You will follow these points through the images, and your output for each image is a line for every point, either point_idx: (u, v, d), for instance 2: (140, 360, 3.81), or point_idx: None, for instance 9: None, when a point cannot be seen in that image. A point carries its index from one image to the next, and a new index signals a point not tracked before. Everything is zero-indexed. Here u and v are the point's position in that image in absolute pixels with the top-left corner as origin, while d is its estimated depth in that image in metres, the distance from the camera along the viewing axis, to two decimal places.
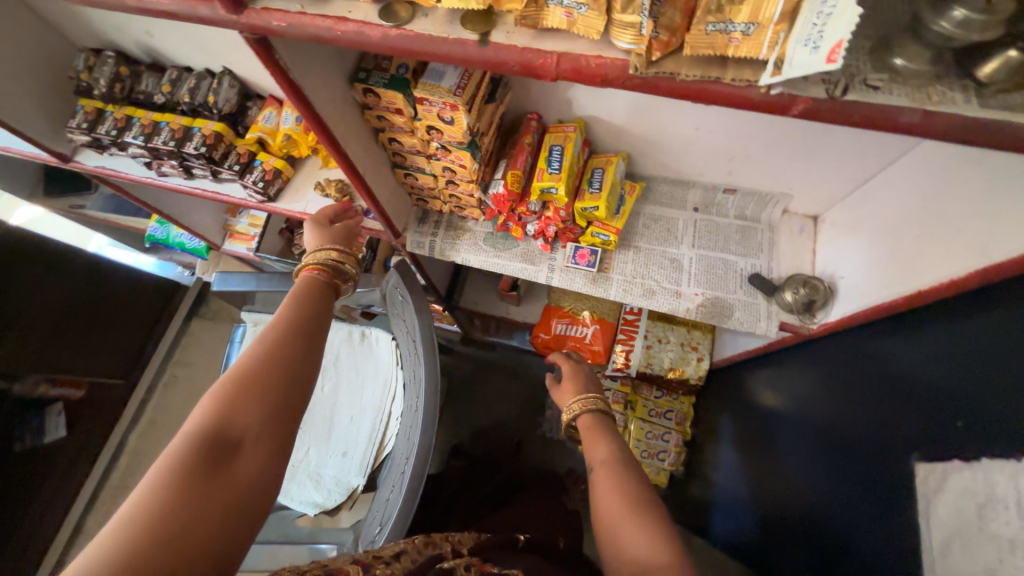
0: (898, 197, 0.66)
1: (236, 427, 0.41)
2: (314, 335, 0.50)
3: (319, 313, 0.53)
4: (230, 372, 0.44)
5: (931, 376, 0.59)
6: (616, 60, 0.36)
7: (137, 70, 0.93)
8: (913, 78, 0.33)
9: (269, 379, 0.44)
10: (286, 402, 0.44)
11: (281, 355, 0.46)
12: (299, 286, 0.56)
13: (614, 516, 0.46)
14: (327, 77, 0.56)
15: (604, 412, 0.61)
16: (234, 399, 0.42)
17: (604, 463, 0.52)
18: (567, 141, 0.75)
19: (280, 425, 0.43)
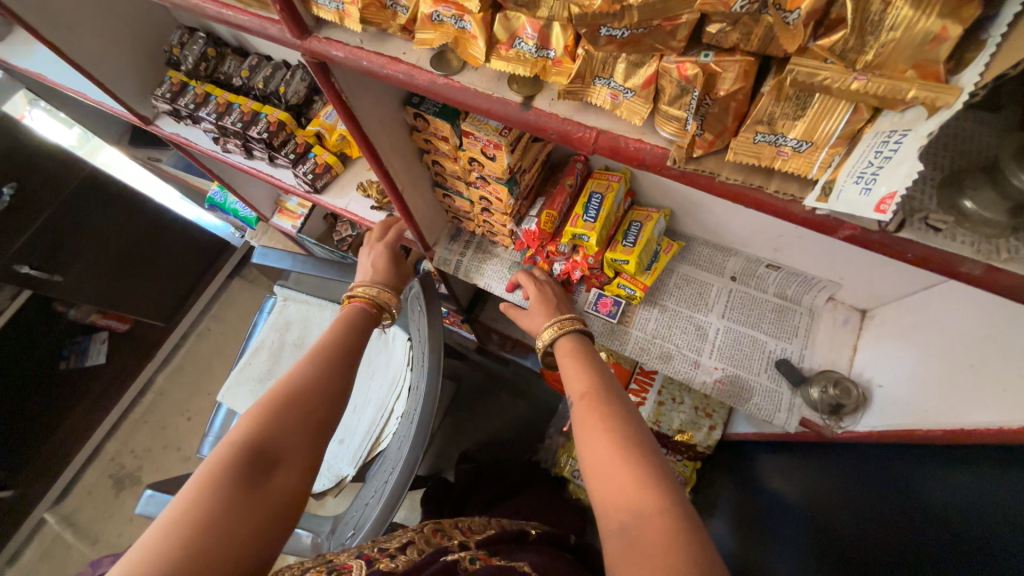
0: (947, 316, 0.60)
1: (277, 444, 0.46)
2: (348, 365, 0.57)
3: (349, 342, 0.59)
4: (272, 395, 0.50)
5: (976, 514, 0.53)
6: (656, 148, 0.34)
7: (223, 53, 1.01)
8: (982, 226, 0.30)
9: (303, 404, 0.50)
10: (321, 425, 0.50)
11: (319, 382, 0.52)
12: (338, 318, 0.63)
13: (596, 462, 0.46)
14: (381, 99, 0.58)
15: (578, 331, 0.64)
16: (277, 419, 0.48)
17: (586, 394, 0.52)
18: (609, 190, 0.74)
19: (313, 447, 0.49)
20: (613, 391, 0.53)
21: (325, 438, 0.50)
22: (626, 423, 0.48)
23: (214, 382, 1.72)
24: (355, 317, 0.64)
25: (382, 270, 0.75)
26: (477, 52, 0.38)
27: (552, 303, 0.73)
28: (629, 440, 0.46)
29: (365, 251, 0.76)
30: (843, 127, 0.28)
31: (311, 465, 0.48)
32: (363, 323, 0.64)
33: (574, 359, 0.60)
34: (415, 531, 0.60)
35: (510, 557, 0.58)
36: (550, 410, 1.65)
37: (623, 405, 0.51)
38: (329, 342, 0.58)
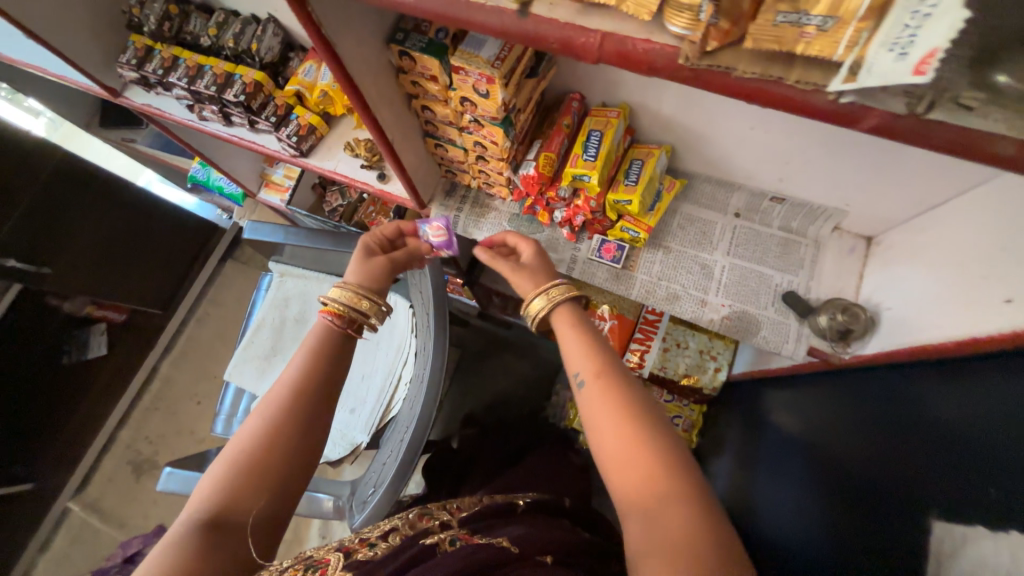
0: (968, 229, 0.58)
1: (235, 513, 0.49)
2: (313, 410, 0.56)
3: (321, 383, 0.58)
4: (230, 460, 0.51)
5: (968, 427, 0.53)
6: (667, 47, 0.32)
7: (186, 10, 0.93)
8: (1016, 101, 0.28)
9: (265, 464, 0.51)
10: (281, 485, 0.52)
11: (277, 440, 0.53)
12: (306, 347, 0.61)
13: (614, 456, 0.46)
14: (362, 35, 0.54)
15: (569, 298, 0.62)
16: (234, 489, 0.49)
17: (597, 378, 0.51)
18: (608, 126, 0.71)
19: (274, 507, 0.51)
20: (624, 373, 0.52)
21: (288, 493, 0.53)
22: (640, 409, 0.48)
23: (220, 365, 1.73)
24: (328, 346, 0.62)
25: (369, 273, 0.71)
26: None
27: (541, 267, 0.67)
28: (645, 428, 0.46)
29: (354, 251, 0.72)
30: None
31: (271, 524, 0.51)
32: (338, 351, 0.62)
33: (576, 332, 0.58)
34: (400, 517, 0.63)
35: (492, 534, 0.64)
36: (554, 368, 1.67)
37: (636, 389, 0.50)
38: (291, 384, 0.57)
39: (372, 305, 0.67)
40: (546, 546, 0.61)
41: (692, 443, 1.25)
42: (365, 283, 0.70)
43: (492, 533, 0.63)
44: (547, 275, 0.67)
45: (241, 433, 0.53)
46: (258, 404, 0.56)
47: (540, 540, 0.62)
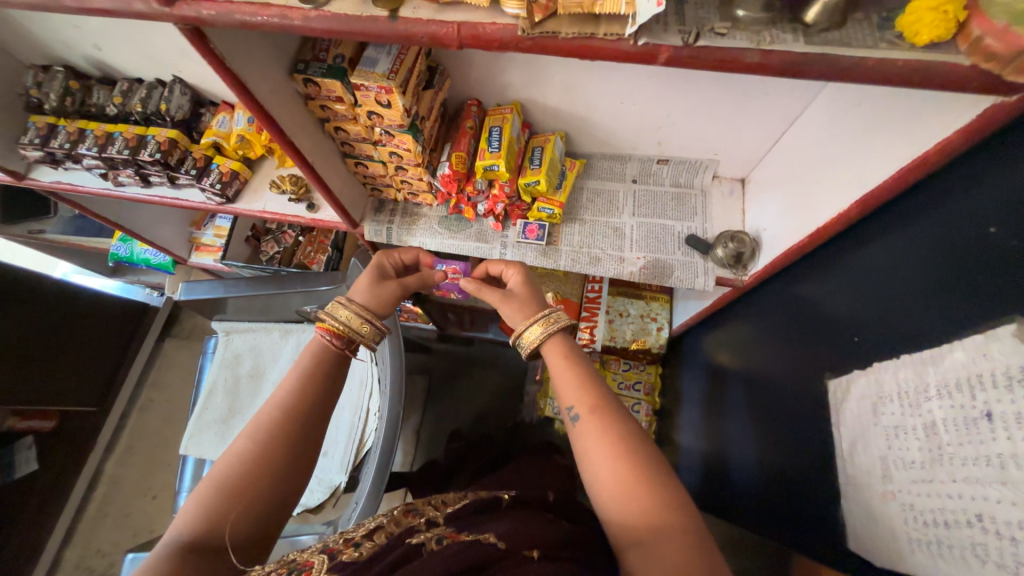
0: (804, 148, 0.73)
1: (220, 536, 0.46)
2: (305, 433, 0.53)
3: (316, 403, 0.55)
4: (216, 483, 0.49)
5: (838, 304, 0.63)
6: (508, 25, 0.41)
7: (88, 83, 0.95)
8: (752, 25, 0.40)
9: (254, 486, 0.49)
10: (269, 506, 0.49)
11: (266, 464, 0.50)
12: (297, 362, 0.59)
13: (613, 487, 0.48)
14: (266, 68, 0.61)
15: (563, 327, 0.62)
16: (221, 512, 0.47)
17: (593, 413, 0.53)
18: (505, 121, 0.81)
19: (260, 531, 0.49)
20: (618, 406, 0.54)
21: (275, 517, 0.50)
22: (635, 442, 0.50)
23: (173, 450, 1.63)
24: (317, 361, 0.59)
25: (374, 293, 0.68)
26: None
27: (532, 297, 0.69)
28: (639, 463, 0.49)
29: (369, 268, 0.70)
30: None
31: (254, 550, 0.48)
32: (326, 370, 0.59)
33: (567, 365, 0.59)
34: (385, 515, 0.59)
35: (480, 530, 0.56)
36: (520, 372, 1.73)
37: (628, 423, 0.53)
38: (282, 403, 0.54)
39: (374, 331, 0.65)
40: (536, 539, 0.53)
41: (657, 405, 1.34)
42: (370, 303, 0.67)
43: (479, 529, 0.56)
44: (538, 303, 0.68)
45: (227, 454, 0.50)
46: (247, 424, 0.53)
47: (529, 535, 0.54)
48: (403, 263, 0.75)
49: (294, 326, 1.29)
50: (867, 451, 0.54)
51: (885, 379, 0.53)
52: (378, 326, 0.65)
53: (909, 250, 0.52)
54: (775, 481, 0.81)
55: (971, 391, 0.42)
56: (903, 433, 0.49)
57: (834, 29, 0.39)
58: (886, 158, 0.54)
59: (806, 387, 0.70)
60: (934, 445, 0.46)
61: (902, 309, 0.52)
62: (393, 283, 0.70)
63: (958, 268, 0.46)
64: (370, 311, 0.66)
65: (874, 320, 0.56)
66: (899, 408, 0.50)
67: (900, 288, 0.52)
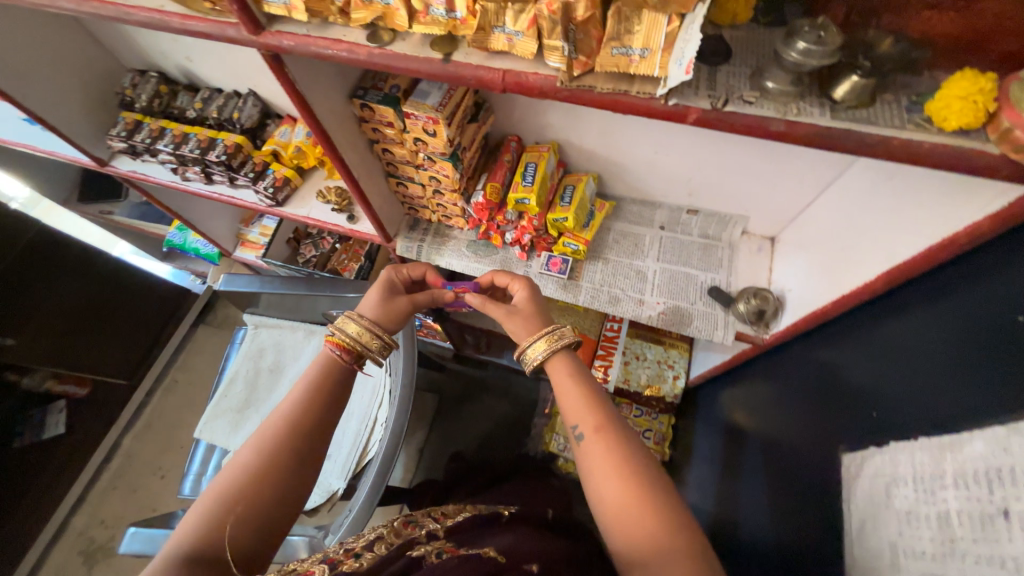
0: (836, 215, 0.72)
1: (219, 548, 0.46)
2: (309, 444, 0.54)
3: (321, 416, 0.56)
4: (218, 493, 0.49)
5: (859, 375, 0.62)
6: (549, 76, 0.45)
7: (175, 89, 1.07)
8: (781, 96, 0.42)
9: (255, 497, 0.49)
10: (269, 518, 0.49)
11: (269, 474, 0.50)
12: (305, 375, 0.60)
13: (621, 509, 0.47)
14: (330, 92, 0.67)
15: (566, 345, 0.64)
16: (222, 523, 0.47)
17: (600, 431, 0.53)
18: (541, 159, 0.85)
19: (259, 545, 0.48)
20: (623, 425, 0.54)
21: (274, 530, 0.50)
22: (644, 466, 0.50)
23: (188, 433, 1.69)
24: (325, 377, 0.60)
25: (386, 308, 0.71)
26: (401, 21, 0.47)
27: (536, 312, 0.70)
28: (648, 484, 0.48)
29: (378, 284, 0.71)
30: (665, 34, 0.40)
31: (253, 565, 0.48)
32: (333, 383, 0.60)
33: (573, 383, 0.59)
34: (385, 526, 0.62)
35: (478, 545, 0.59)
36: (530, 404, 1.71)
37: (635, 444, 0.52)
38: (289, 414, 0.55)
39: (381, 346, 0.67)
40: (534, 556, 0.55)
41: (665, 456, 1.30)
42: (382, 317, 0.69)
43: (479, 544, 0.59)
44: (543, 319, 0.69)
45: (231, 464, 0.51)
46: (252, 435, 0.54)
47: (528, 551, 0.56)
48: (410, 278, 0.78)
49: (319, 327, 1.36)
50: (876, 533, 0.52)
51: (900, 460, 0.51)
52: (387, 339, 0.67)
53: (937, 330, 0.50)
54: (783, 556, 0.76)
55: (989, 485, 0.40)
56: (915, 520, 0.47)
57: (861, 107, 0.41)
58: (916, 233, 0.54)
59: (822, 458, 0.67)
60: (946, 537, 0.43)
61: (924, 388, 0.50)
62: (406, 298, 0.72)
63: (986, 352, 0.44)
64: (377, 326, 0.67)
65: (894, 396, 0.54)
66: (913, 493, 0.48)
67: (921, 368, 0.51)
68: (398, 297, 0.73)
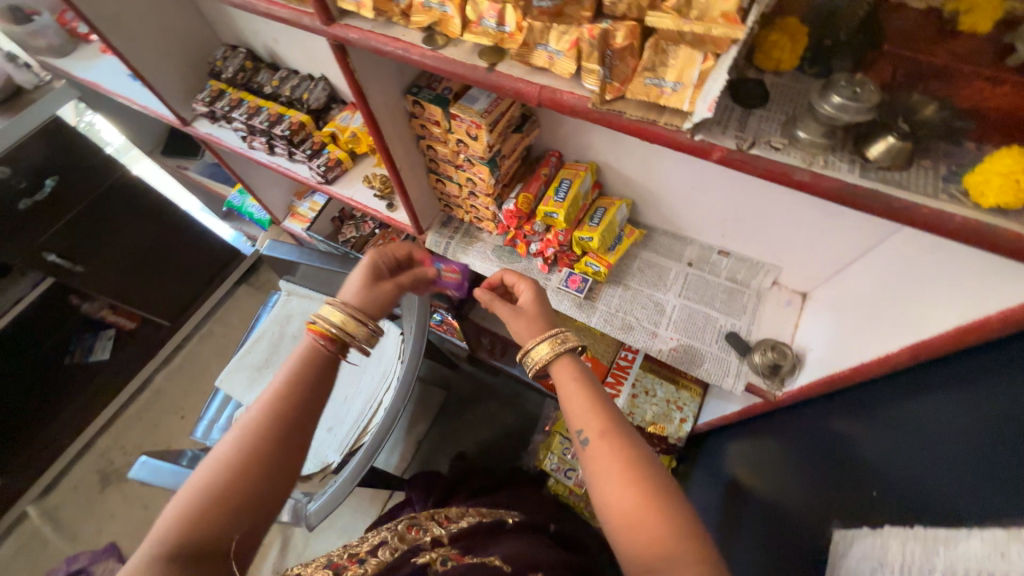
0: (871, 279, 0.69)
1: (208, 543, 0.46)
2: (290, 443, 0.52)
3: (304, 407, 0.54)
4: (200, 488, 0.48)
5: (868, 450, 0.58)
6: (582, 97, 0.46)
7: (258, 65, 1.17)
8: (811, 147, 0.41)
9: (237, 494, 0.48)
10: (255, 512, 0.49)
11: (249, 471, 0.49)
12: (288, 363, 0.58)
13: (627, 511, 0.48)
14: (386, 86, 0.72)
15: (569, 346, 0.64)
16: (206, 520, 0.47)
17: (604, 434, 0.53)
18: (576, 177, 0.87)
19: (245, 536, 0.49)
20: (628, 426, 0.55)
21: (262, 520, 0.50)
22: (652, 468, 0.50)
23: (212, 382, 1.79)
24: (307, 368, 0.58)
25: (374, 296, 0.70)
26: (454, 28, 0.50)
27: (539, 310, 0.71)
28: (657, 486, 0.49)
29: (362, 270, 0.70)
30: (699, 70, 0.40)
31: (238, 558, 0.48)
32: (317, 375, 0.58)
33: (578, 387, 0.59)
34: (391, 531, 0.74)
35: (479, 552, 0.69)
36: (534, 418, 1.70)
37: (639, 447, 0.53)
38: (269, 406, 0.53)
39: (359, 330, 0.64)
40: (531, 561, 0.67)
41: None
42: (368, 305, 0.68)
43: (479, 552, 0.69)
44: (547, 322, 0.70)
45: (211, 460, 0.49)
46: (231, 428, 0.52)
47: (525, 558, 0.68)
48: (396, 260, 0.78)
49: None
50: None
51: (891, 545, 0.49)
52: (371, 326, 0.65)
53: (957, 417, 0.47)
54: None
55: None
56: None
57: (894, 169, 0.40)
58: (948, 310, 0.51)
59: (818, 526, 0.64)
60: None
61: (932, 472, 0.48)
62: (394, 286, 0.72)
63: (996, 444, 0.42)
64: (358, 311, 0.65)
65: (899, 477, 0.52)
66: None
67: (931, 455, 0.48)
68: (384, 283, 0.72)
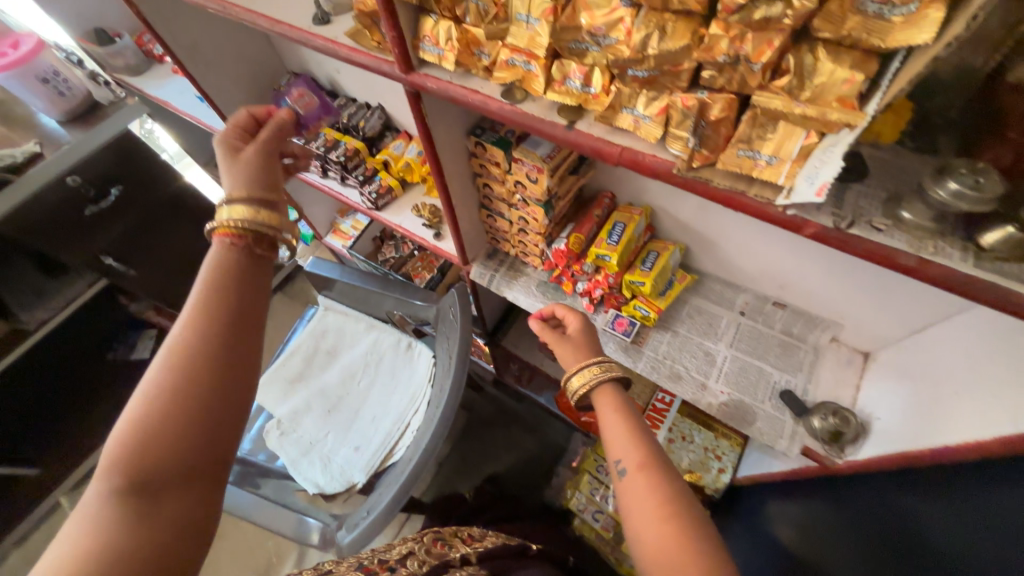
0: (949, 351, 0.65)
1: (157, 474, 0.40)
2: (229, 348, 0.45)
3: (233, 310, 0.47)
4: (132, 421, 0.41)
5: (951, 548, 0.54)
6: (666, 161, 0.45)
7: (319, 93, 1.22)
8: (916, 230, 0.39)
9: (178, 418, 0.41)
10: (208, 436, 0.42)
11: (185, 392, 0.42)
12: (206, 275, 0.49)
13: (661, 553, 0.44)
14: (451, 127, 0.73)
15: (613, 375, 0.62)
16: (143, 452, 0.40)
17: (642, 468, 0.50)
18: (631, 221, 0.86)
19: (199, 462, 0.42)
20: (669, 464, 0.51)
21: (222, 445, 0.43)
22: (692, 510, 0.47)
23: None
24: (232, 273, 0.50)
25: (260, 170, 0.59)
26: (537, 86, 0.50)
27: (587, 343, 0.70)
28: (695, 524, 0.45)
29: (221, 159, 0.58)
30: (800, 145, 0.39)
31: (209, 478, 0.42)
32: (248, 278, 0.50)
33: (618, 418, 0.57)
34: (418, 543, 0.72)
35: None
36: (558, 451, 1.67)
37: (680, 486, 0.49)
38: (196, 321, 0.45)
39: (276, 217, 0.55)
40: None
41: None
42: (249, 178, 0.57)
43: None
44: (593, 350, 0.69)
45: (138, 392, 0.42)
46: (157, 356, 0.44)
47: None
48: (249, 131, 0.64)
49: (380, 323, 1.37)
50: None
51: None
52: (271, 194, 0.56)
53: None
54: None
55: None
56: None
57: (1015, 260, 0.36)
58: None
59: None
60: None
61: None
62: (263, 149, 0.60)
63: None
64: (255, 191, 0.55)
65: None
66: None
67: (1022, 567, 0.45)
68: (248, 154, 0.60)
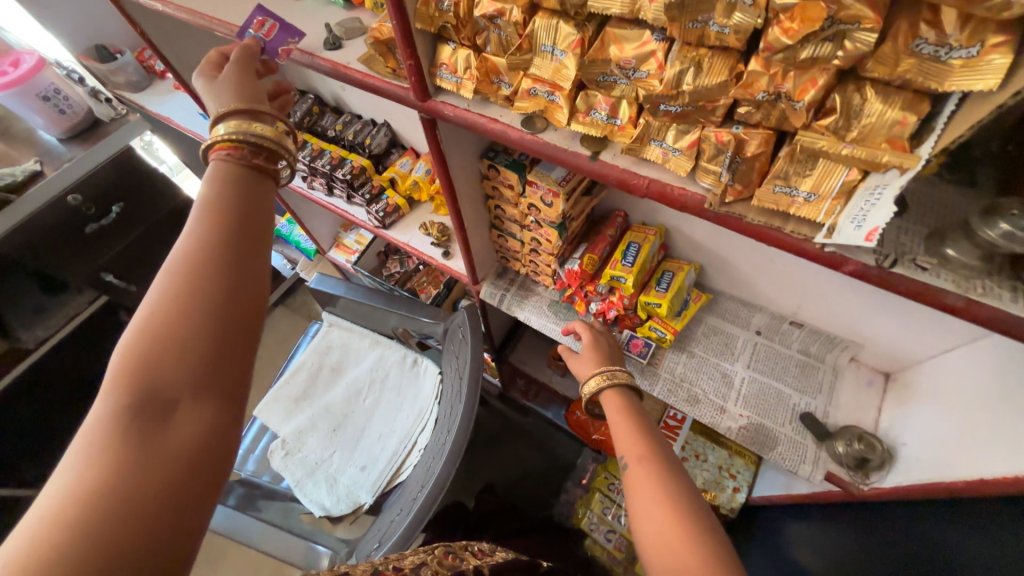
0: (972, 374, 0.64)
1: (164, 388, 0.33)
2: (239, 253, 0.38)
3: (240, 217, 0.40)
4: (136, 333, 0.35)
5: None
6: (696, 195, 0.44)
7: (324, 110, 1.20)
8: (962, 268, 0.38)
9: (183, 326, 0.35)
10: (219, 350, 0.35)
11: (191, 298, 0.35)
12: (208, 188, 0.42)
13: (662, 540, 0.41)
14: (464, 150, 0.72)
15: (625, 384, 0.61)
16: (149, 365, 0.33)
17: (643, 459, 0.49)
18: (645, 241, 0.84)
19: (211, 375, 0.35)
20: (673, 459, 0.49)
21: (238, 362, 0.36)
22: (695, 501, 0.44)
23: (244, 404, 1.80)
24: (233, 185, 0.43)
25: (252, 89, 0.51)
26: (561, 117, 0.49)
27: (603, 360, 0.69)
28: (693, 513, 0.43)
29: (201, 84, 0.51)
30: (841, 182, 0.38)
31: (228, 395, 0.35)
32: (253, 188, 0.44)
33: (623, 417, 0.56)
34: (428, 554, 0.66)
35: None
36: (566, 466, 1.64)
37: (684, 479, 0.47)
38: (199, 229, 0.39)
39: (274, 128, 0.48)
40: None
41: None
42: (240, 96, 0.50)
43: None
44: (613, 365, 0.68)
45: (141, 305, 0.35)
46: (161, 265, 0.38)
47: None
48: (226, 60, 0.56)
49: (384, 339, 1.34)
50: None
51: None
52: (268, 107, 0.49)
53: None
54: None
55: None
56: None
57: None
58: None
59: None
60: None
61: None
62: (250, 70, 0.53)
63: None
64: (248, 103, 0.48)
65: None
66: None
67: None
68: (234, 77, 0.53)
